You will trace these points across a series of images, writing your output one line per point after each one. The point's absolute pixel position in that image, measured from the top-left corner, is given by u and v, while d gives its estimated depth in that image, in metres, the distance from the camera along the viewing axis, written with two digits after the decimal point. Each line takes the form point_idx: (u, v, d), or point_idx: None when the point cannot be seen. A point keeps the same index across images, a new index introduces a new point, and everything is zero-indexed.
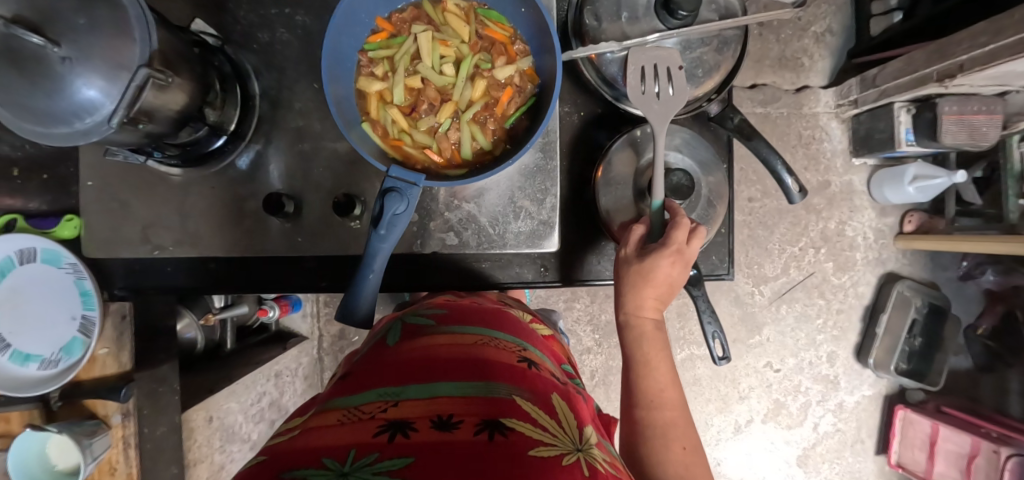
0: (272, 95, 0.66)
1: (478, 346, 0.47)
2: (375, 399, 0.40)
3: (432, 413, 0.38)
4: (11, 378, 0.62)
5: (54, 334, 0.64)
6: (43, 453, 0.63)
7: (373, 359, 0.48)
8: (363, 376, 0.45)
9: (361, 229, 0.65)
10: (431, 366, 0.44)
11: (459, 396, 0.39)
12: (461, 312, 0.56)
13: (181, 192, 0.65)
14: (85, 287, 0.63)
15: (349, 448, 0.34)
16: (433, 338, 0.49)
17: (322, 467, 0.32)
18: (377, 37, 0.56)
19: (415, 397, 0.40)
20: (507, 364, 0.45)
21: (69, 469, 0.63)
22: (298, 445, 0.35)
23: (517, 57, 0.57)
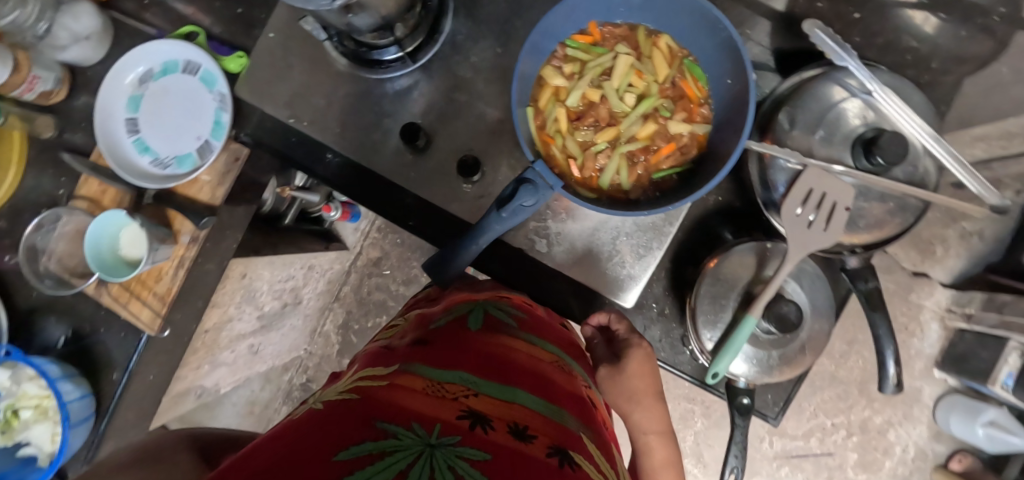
0: (456, 40, 0.67)
1: (554, 369, 0.49)
2: (453, 378, 0.42)
3: (506, 415, 0.40)
4: (124, 160, 0.67)
5: (175, 143, 0.69)
6: (111, 236, 0.67)
7: (450, 332, 0.50)
8: (438, 346, 0.47)
9: (470, 195, 0.65)
10: (508, 368, 0.46)
11: (529, 407, 0.42)
12: (536, 322, 0.58)
13: (338, 81, 0.68)
14: (221, 118, 0.68)
15: (433, 420, 0.37)
16: (510, 338, 0.51)
17: (410, 430, 0.35)
18: (582, 37, 0.56)
19: (491, 393, 0.42)
20: (571, 391, 0.48)
21: (133, 258, 0.68)
22: (388, 397, 0.38)
23: (696, 120, 0.56)
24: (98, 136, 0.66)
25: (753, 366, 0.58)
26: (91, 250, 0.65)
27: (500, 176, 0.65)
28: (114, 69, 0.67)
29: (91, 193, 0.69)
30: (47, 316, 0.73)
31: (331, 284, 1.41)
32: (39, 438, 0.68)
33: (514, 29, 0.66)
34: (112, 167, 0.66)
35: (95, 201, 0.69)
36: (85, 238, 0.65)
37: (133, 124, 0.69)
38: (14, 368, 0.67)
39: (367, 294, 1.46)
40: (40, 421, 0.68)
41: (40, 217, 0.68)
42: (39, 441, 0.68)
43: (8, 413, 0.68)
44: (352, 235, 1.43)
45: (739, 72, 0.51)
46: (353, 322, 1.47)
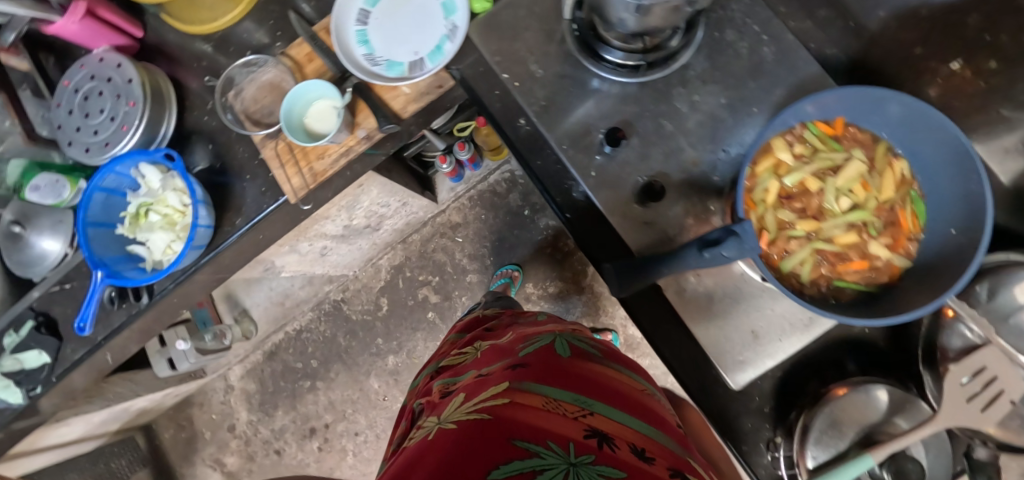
0: (689, 73, 0.67)
1: (630, 392, 0.66)
2: (568, 402, 0.60)
3: (619, 434, 0.57)
4: (345, 43, 0.71)
5: (391, 48, 0.72)
6: (306, 104, 0.70)
7: (553, 361, 0.67)
8: (547, 375, 0.64)
9: (636, 215, 0.65)
10: (599, 390, 0.63)
11: (632, 428, 0.59)
12: (612, 356, 0.75)
13: (561, 58, 0.69)
14: (443, 45, 0.70)
15: (568, 441, 0.53)
16: (600, 367, 0.69)
17: (551, 450, 0.51)
18: (828, 127, 0.56)
19: (600, 415, 0.59)
20: (653, 414, 0.65)
21: (314, 132, 0.70)
22: (524, 418, 0.55)
23: (899, 250, 0.55)
24: (334, 12, 0.71)
25: None
26: (286, 108, 0.68)
27: (672, 213, 0.65)
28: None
29: (299, 56, 0.74)
30: (204, 145, 0.77)
31: (407, 227, 1.43)
32: (153, 244, 0.73)
33: (747, 86, 0.66)
34: (335, 45, 0.69)
35: (299, 64, 0.74)
36: (288, 94, 0.68)
37: (366, 16, 0.73)
38: (166, 174, 0.72)
39: (431, 251, 1.48)
40: (162, 231, 0.73)
41: (248, 57, 0.75)
42: (152, 247, 0.73)
43: (142, 209, 0.72)
44: (446, 191, 1.43)
45: (967, 225, 0.49)
46: (407, 268, 1.48)
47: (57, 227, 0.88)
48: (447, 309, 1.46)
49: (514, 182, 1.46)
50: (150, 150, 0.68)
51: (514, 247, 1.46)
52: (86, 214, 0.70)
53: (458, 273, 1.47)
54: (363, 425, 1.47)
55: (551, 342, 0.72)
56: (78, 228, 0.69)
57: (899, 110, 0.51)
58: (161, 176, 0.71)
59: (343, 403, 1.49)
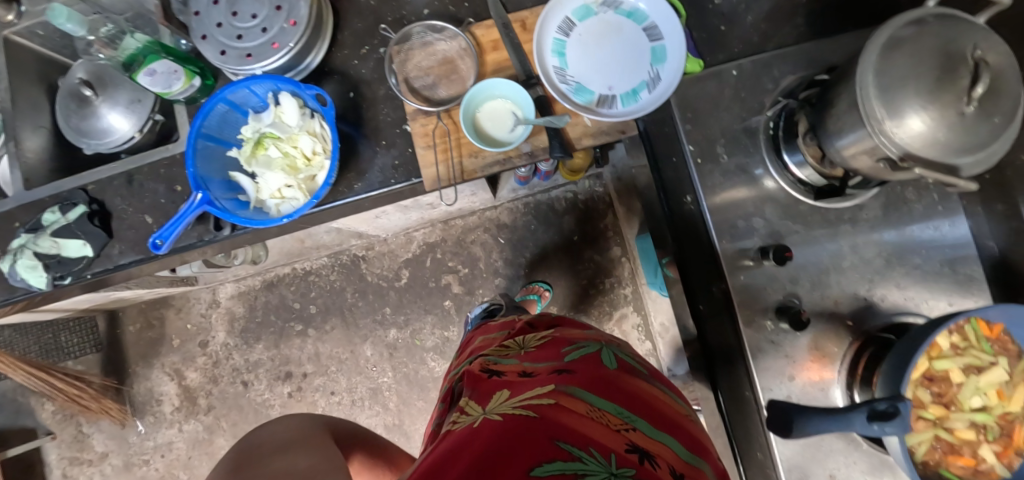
0: (859, 213, 0.67)
1: (678, 417, 0.64)
2: (611, 415, 0.57)
3: (662, 459, 0.54)
4: (544, 49, 0.66)
5: (585, 73, 0.68)
6: (485, 98, 0.68)
7: (600, 369, 0.65)
8: (592, 381, 0.62)
9: (767, 331, 0.65)
10: (643, 406, 0.61)
11: (673, 453, 0.56)
12: (657, 378, 0.72)
13: (747, 151, 0.68)
14: (639, 91, 0.67)
15: (610, 451, 0.51)
16: (647, 386, 0.66)
17: (593, 457, 0.49)
18: (990, 328, 0.57)
19: (643, 434, 0.56)
20: (696, 440, 0.62)
21: (483, 129, 0.68)
22: (568, 421, 0.53)
23: (1004, 460, 0.58)
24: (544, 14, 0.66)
25: None
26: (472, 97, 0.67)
27: (801, 341, 0.65)
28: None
29: (483, 40, 0.68)
30: (342, 86, 0.68)
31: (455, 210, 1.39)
32: (261, 179, 0.65)
33: (910, 250, 0.67)
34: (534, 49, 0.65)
35: (482, 48, 0.68)
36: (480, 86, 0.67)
37: (571, 27, 0.68)
38: (305, 112, 0.65)
39: (470, 241, 1.46)
40: (278, 170, 0.65)
41: (434, 21, 0.68)
42: (260, 183, 0.66)
43: (266, 140, 0.65)
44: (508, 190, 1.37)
45: None
46: (440, 249, 1.46)
47: (129, 106, 0.77)
48: (466, 303, 1.44)
49: (574, 204, 1.45)
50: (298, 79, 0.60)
51: (551, 267, 1.45)
52: (202, 125, 0.62)
53: (489, 273, 1.45)
54: (342, 386, 1.43)
55: (597, 350, 0.69)
56: (188, 138, 0.60)
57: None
58: (303, 113, 0.65)
59: (329, 358, 1.44)
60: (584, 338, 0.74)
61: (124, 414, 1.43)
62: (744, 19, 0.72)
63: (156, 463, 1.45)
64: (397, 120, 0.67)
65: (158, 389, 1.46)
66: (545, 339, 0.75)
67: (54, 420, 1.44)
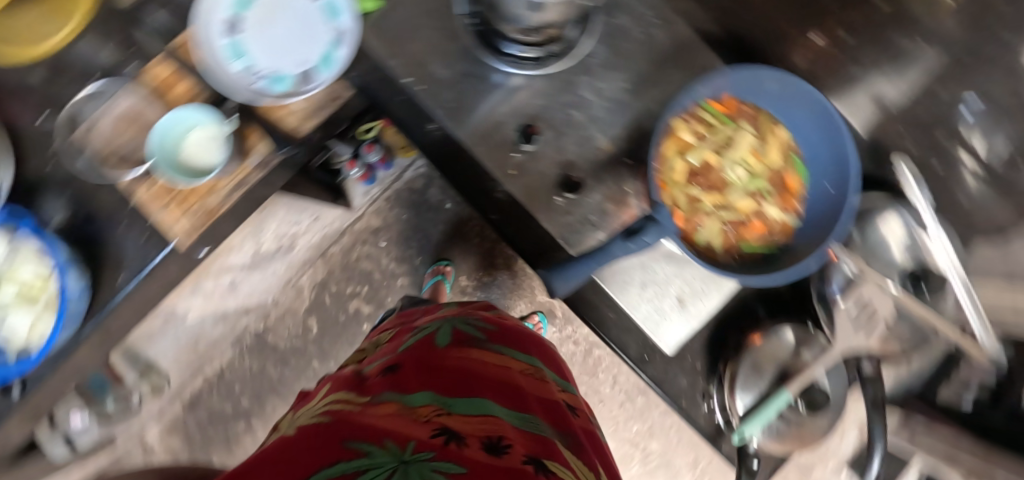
0: (590, 61, 0.68)
1: (516, 378, 0.64)
2: (429, 404, 0.56)
3: (477, 431, 0.52)
4: (217, 59, 0.62)
5: (276, 61, 0.64)
6: (178, 132, 0.61)
7: (428, 357, 0.66)
8: (416, 372, 0.62)
9: (558, 208, 0.66)
10: (469, 380, 0.61)
11: (496, 418, 0.54)
12: (501, 341, 0.74)
13: (462, 58, 0.67)
14: (334, 52, 0.65)
15: (409, 439, 0.47)
16: (478, 354, 0.68)
17: (386, 449, 0.45)
18: (720, 105, 0.60)
19: (462, 413, 0.54)
20: (529, 396, 0.62)
21: (204, 170, 0.62)
22: (364, 421, 0.50)
23: (790, 210, 0.61)
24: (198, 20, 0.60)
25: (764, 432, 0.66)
26: (158, 147, 0.60)
27: (592, 200, 0.67)
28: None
29: (160, 79, 0.64)
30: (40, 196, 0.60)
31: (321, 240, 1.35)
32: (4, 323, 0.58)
33: (647, 72, 0.68)
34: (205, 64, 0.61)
35: (160, 90, 0.65)
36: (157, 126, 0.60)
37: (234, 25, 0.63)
38: (11, 235, 0.58)
39: (355, 260, 1.42)
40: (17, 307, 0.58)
41: (96, 85, 0.62)
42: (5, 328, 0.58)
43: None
44: (361, 198, 1.39)
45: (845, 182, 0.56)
46: (331, 283, 1.41)
47: None
48: None
49: (430, 177, 1.44)
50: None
51: (440, 244, 1.44)
52: None
53: (388, 279, 1.43)
54: None
55: (432, 334, 0.72)
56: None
57: (778, 87, 0.56)
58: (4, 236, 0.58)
59: None
60: (430, 324, 0.78)
61: None
62: None
63: None
64: (118, 201, 0.62)
65: None
66: (396, 331, 0.81)
67: None
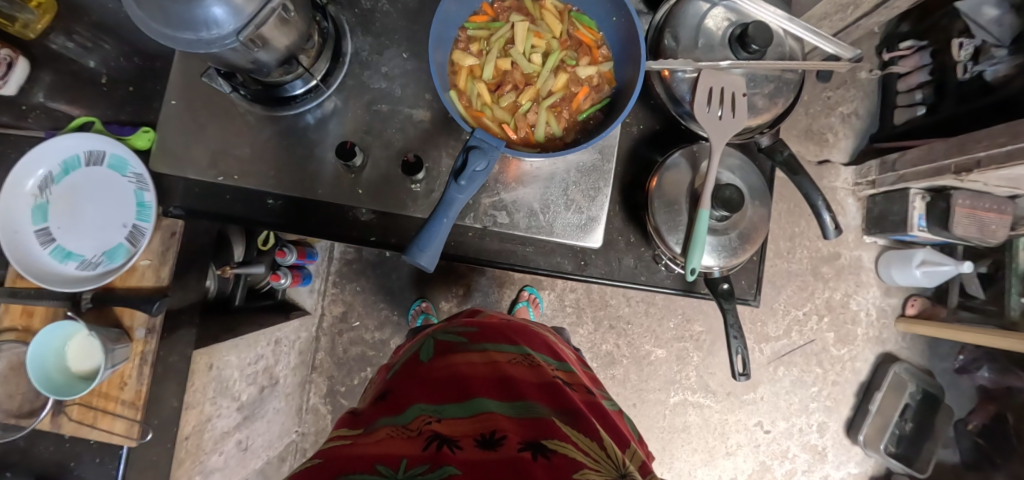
0: (362, 57, 0.68)
1: (509, 367, 0.63)
2: (420, 415, 0.56)
3: (470, 430, 0.53)
4: (49, 272, 0.62)
5: (100, 238, 0.66)
6: (54, 355, 0.60)
7: (415, 375, 0.65)
8: (410, 391, 0.62)
9: (421, 192, 0.67)
10: (459, 384, 0.61)
11: (490, 414, 0.55)
12: (487, 330, 0.72)
13: (255, 127, 0.68)
14: (143, 199, 0.66)
15: (401, 458, 0.48)
16: (464, 356, 0.66)
17: (379, 473, 0.46)
18: (478, 18, 0.61)
19: (455, 417, 0.55)
20: (522, 383, 0.61)
21: (85, 371, 0.62)
22: (354, 451, 0.50)
23: (600, 60, 0.62)
24: (8, 257, 0.59)
25: (721, 253, 0.64)
26: (47, 390, 0.58)
27: (443, 166, 0.68)
28: (8, 180, 0.61)
29: (16, 321, 0.62)
30: None
31: (303, 355, 1.35)
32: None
33: (416, 34, 0.69)
34: (40, 284, 0.60)
35: (24, 327, 0.62)
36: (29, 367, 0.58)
37: (46, 233, 0.63)
38: None
39: (344, 352, 1.41)
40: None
41: None
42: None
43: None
44: (311, 297, 1.37)
45: (619, 8, 0.57)
46: (338, 385, 1.41)
47: None
48: None
49: None
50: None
51: (403, 290, 1.41)
52: None
53: (382, 349, 1.41)
54: None
55: (417, 352, 0.71)
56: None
57: None
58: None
59: None
60: (416, 342, 0.76)
61: None
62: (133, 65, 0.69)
63: None
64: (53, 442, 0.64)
65: None
66: (385, 365, 0.79)
67: None
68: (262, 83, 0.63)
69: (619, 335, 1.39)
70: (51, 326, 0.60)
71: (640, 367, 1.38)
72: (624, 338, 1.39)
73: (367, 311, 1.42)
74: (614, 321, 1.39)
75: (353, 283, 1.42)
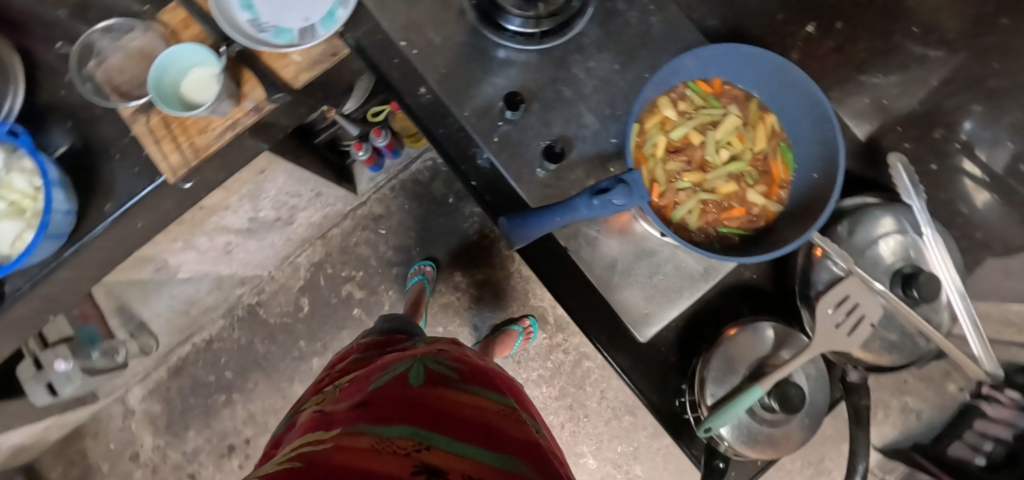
0: (583, 41, 0.69)
1: (493, 418, 0.67)
2: (408, 438, 0.58)
3: (457, 464, 0.55)
4: (225, 7, 0.64)
5: (280, 16, 0.67)
6: (176, 72, 0.64)
7: (403, 394, 0.67)
8: (394, 410, 0.63)
9: (541, 179, 0.66)
10: (446, 417, 0.64)
11: (474, 456, 0.58)
12: (471, 377, 0.76)
13: (459, 27, 0.69)
14: (335, 11, 0.67)
15: (390, 477, 0.51)
16: (452, 395, 0.69)
17: None
18: (704, 86, 0.60)
19: (442, 446, 0.58)
20: (506, 438, 0.64)
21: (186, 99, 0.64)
22: (340, 460, 0.52)
23: (773, 197, 0.60)
24: None
25: (742, 437, 0.60)
26: (152, 85, 0.61)
27: (574, 175, 0.67)
28: None
29: (173, 23, 0.66)
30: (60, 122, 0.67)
31: (325, 221, 1.38)
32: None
33: (639, 56, 0.69)
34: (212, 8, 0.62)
35: (174, 32, 0.66)
36: (151, 68, 0.62)
37: None
38: (12, 154, 0.61)
39: (354, 245, 1.44)
40: (9, 219, 0.62)
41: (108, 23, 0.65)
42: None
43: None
44: (367, 183, 1.40)
45: (827, 167, 0.55)
46: (329, 265, 1.43)
47: None
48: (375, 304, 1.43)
49: (437, 170, 1.45)
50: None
51: (438, 237, 1.43)
52: None
53: (384, 267, 1.44)
54: None
55: (405, 369, 0.73)
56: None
57: (767, 70, 0.57)
58: (6, 153, 0.61)
59: (264, 413, 1.41)
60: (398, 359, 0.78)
61: None
62: None
63: None
64: (123, 131, 0.67)
65: None
66: (356, 366, 0.82)
67: None
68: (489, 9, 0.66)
69: (570, 419, 1.35)
70: (184, 46, 0.63)
71: (565, 457, 1.36)
72: (572, 424, 1.35)
73: (398, 229, 1.44)
74: (576, 404, 1.36)
75: (406, 199, 1.45)
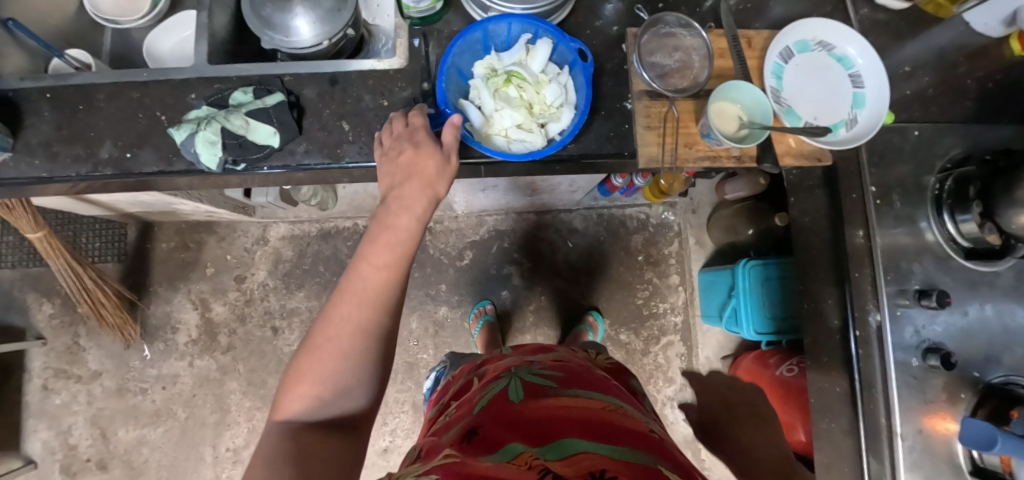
0: (1005, 282, 0.73)
1: (603, 416, 0.59)
2: (523, 452, 0.51)
3: (580, 464, 0.48)
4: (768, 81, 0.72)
5: (795, 104, 0.74)
6: (726, 97, 0.67)
7: (507, 414, 0.61)
8: (503, 430, 0.57)
9: (912, 368, 0.70)
10: (560, 426, 0.57)
11: (587, 453, 0.50)
12: (573, 381, 0.69)
13: (913, 201, 0.74)
14: (838, 128, 0.73)
15: None
16: (552, 402, 0.62)
17: None
18: None
19: (552, 452, 0.51)
20: (616, 431, 0.57)
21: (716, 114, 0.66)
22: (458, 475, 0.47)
23: None
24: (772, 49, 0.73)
25: None
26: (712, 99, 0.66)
27: (943, 385, 0.69)
28: (828, 27, 0.74)
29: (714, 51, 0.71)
30: None
31: (537, 204, 1.40)
32: (504, 114, 0.65)
33: None
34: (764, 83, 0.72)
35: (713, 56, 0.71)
36: (717, 87, 0.66)
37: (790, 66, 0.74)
38: (553, 69, 0.67)
39: (539, 237, 1.46)
40: (516, 110, 0.65)
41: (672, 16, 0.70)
42: (493, 117, 0.66)
43: (512, 78, 0.66)
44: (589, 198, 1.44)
45: None
46: (509, 239, 1.45)
47: (328, 14, 0.75)
48: (522, 297, 1.44)
49: (645, 225, 1.50)
50: (565, 31, 0.64)
51: (610, 280, 1.47)
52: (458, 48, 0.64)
53: (551, 273, 1.46)
54: None
55: (505, 388, 0.67)
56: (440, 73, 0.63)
57: None
58: (554, 65, 0.67)
59: None
60: (497, 377, 0.73)
61: (133, 334, 1.33)
62: (915, 89, 0.79)
63: (155, 395, 1.35)
64: (620, 95, 0.69)
65: (177, 315, 1.37)
66: (463, 395, 0.77)
67: (49, 324, 1.35)
68: (956, 199, 0.72)
69: None
70: (741, 85, 0.67)
71: None
72: None
73: (583, 250, 1.47)
74: None
75: (605, 231, 1.48)
